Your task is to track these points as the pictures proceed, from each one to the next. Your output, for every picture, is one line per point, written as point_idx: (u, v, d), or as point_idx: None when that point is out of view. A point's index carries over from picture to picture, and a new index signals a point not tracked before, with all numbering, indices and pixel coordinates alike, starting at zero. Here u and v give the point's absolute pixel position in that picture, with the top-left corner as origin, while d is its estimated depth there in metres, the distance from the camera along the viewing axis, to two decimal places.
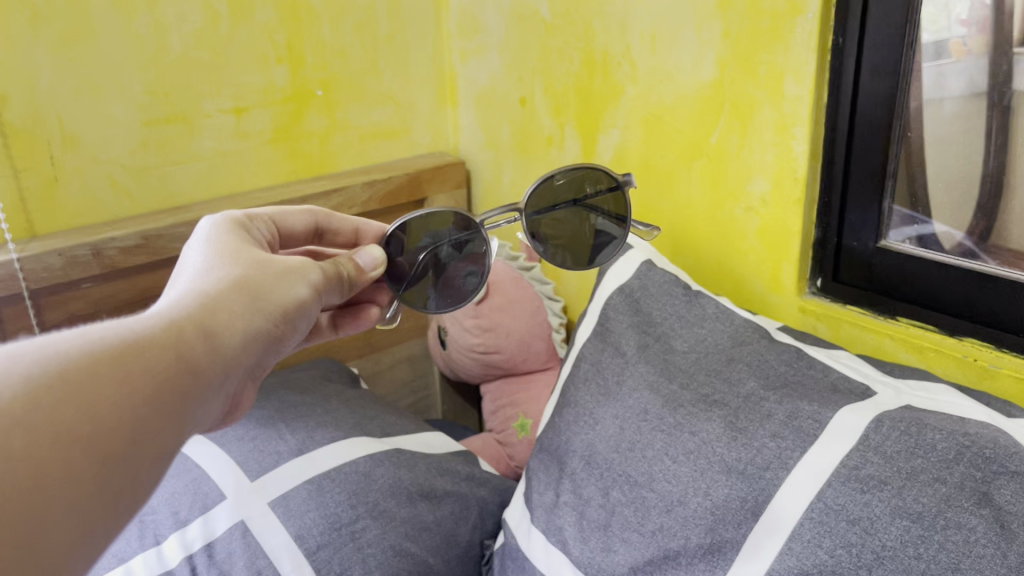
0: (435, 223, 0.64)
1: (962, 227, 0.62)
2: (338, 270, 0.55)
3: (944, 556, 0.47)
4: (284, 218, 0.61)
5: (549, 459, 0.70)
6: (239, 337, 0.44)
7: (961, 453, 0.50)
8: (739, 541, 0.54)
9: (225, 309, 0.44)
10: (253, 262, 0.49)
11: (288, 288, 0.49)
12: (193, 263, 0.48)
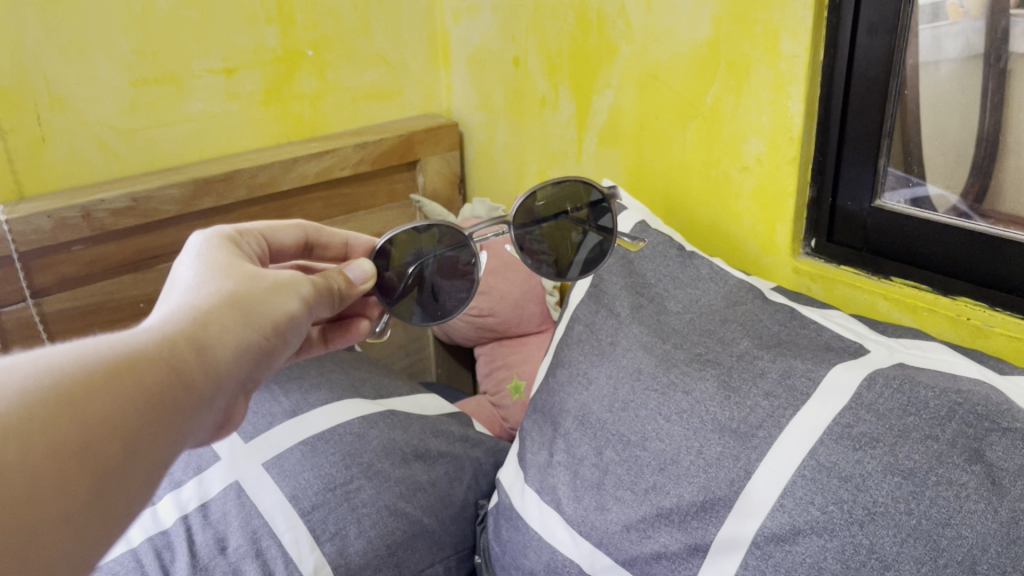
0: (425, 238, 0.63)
1: (957, 189, 0.61)
2: (331, 283, 0.53)
3: (935, 512, 0.47)
4: (273, 231, 0.58)
5: (543, 420, 0.70)
6: (227, 353, 0.43)
7: (954, 410, 0.50)
8: (731, 499, 0.54)
9: (213, 324, 0.43)
10: (245, 275, 0.47)
11: (280, 301, 0.47)
12: (184, 276, 0.47)
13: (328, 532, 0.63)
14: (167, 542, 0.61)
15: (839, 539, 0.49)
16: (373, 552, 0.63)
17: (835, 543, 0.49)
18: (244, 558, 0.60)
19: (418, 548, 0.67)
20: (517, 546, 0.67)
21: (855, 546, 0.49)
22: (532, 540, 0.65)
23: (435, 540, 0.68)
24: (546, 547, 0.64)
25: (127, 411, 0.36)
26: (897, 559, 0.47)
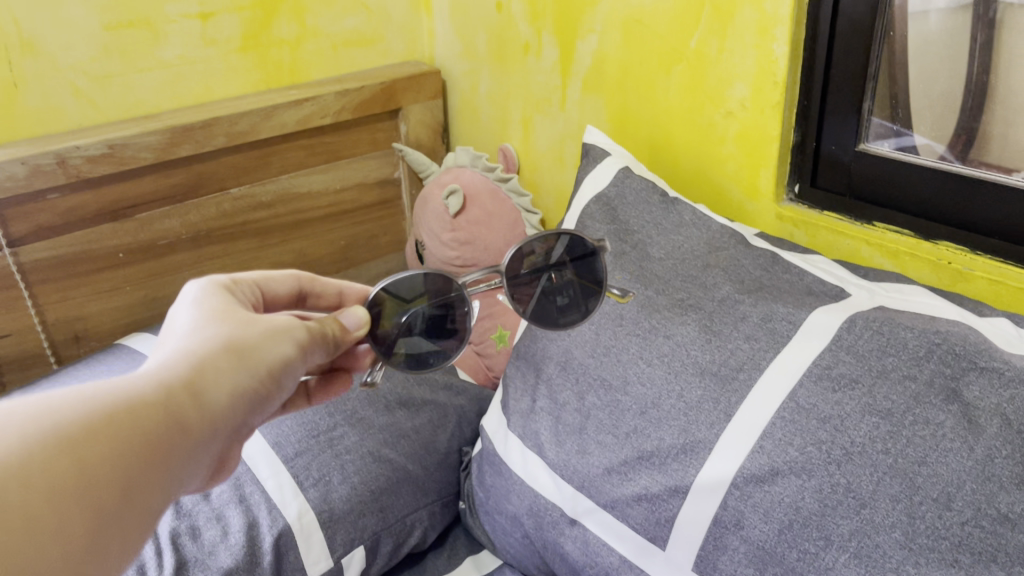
0: (409, 291, 0.58)
1: (943, 138, 0.61)
2: (329, 329, 0.51)
3: (911, 451, 0.48)
4: (268, 280, 0.55)
5: (525, 367, 0.70)
6: (221, 403, 0.42)
7: (931, 351, 0.50)
8: (711, 441, 0.55)
9: (206, 374, 0.42)
10: (245, 318, 0.47)
11: (274, 348, 0.46)
12: (181, 319, 0.46)
13: (312, 478, 0.64)
14: None
15: (817, 479, 0.50)
16: (357, 499, 0.64)
17: (813, 482, 0.50)
18: (228, 503, 0.61)
19: (402, 494, 0.67)
20: (501, 491, 0.67)
21: (832, 485, 0.49)
22: (515, 485, 0.66)
23: (420, 486, 0.69)
24: (528, 491, 0.65)
25: (121, 464, 0.36)
26: (873, 497, 0.48)
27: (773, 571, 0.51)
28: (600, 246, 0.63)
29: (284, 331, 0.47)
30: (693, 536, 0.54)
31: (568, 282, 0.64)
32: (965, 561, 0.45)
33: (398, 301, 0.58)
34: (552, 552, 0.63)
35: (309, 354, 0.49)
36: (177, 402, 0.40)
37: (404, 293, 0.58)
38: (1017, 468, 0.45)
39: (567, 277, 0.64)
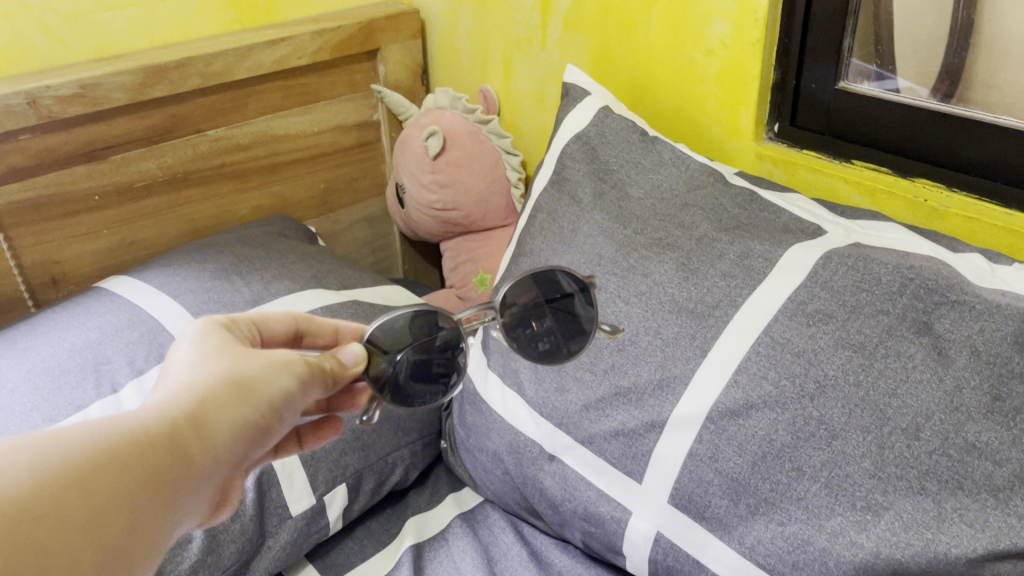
0: (396, 329, 0.52)
1: (926, 82, 0.62)
2: (320, 360, 0.47)
3: (883, 383, 0.49)
4: (266, 318, 0.51)
5: (505, 307, 0.70)
6: (210, 449, 0.39)
7: (905, 285, 0.51)
8: (687, 376, 0.56)
9: (194, 419, 0.39)
10: (243, 353, 0.44)
11: (276, 379, 0.43)
12: (178, 356, 0.43)
13: None
14: None
15: (790, 413, 0.51)
16: (338, 438, 0.66)
17: (787, 416, 0.51)
18: None
19: (384, 433, 0.69)
20: (481, 430, 0.68)
21: (805, 418, 0.50)
22: (495, 423, 0.67)
23: (400, 425, 0.71)
24: (508, 429, 0.66)
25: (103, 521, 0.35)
26: (845, 429, 0.49)
27: (746, 501, 0.52)
28: (589, 281, 0.58)
29: (284, 364, 0.44)
30: (669, 468, 0.55)
31: (544, 326, 0.59)
32: (931, 488, 0.46)
33: (385, 333, 0.51)
34: (532, 488, 0.65)
35: (312, 387, 0.45)
36: (155, 455, 0.37)
37: (394, 325, 0.51)
38: (983, 397, 0.46)
39: (547, 323, 0.59)
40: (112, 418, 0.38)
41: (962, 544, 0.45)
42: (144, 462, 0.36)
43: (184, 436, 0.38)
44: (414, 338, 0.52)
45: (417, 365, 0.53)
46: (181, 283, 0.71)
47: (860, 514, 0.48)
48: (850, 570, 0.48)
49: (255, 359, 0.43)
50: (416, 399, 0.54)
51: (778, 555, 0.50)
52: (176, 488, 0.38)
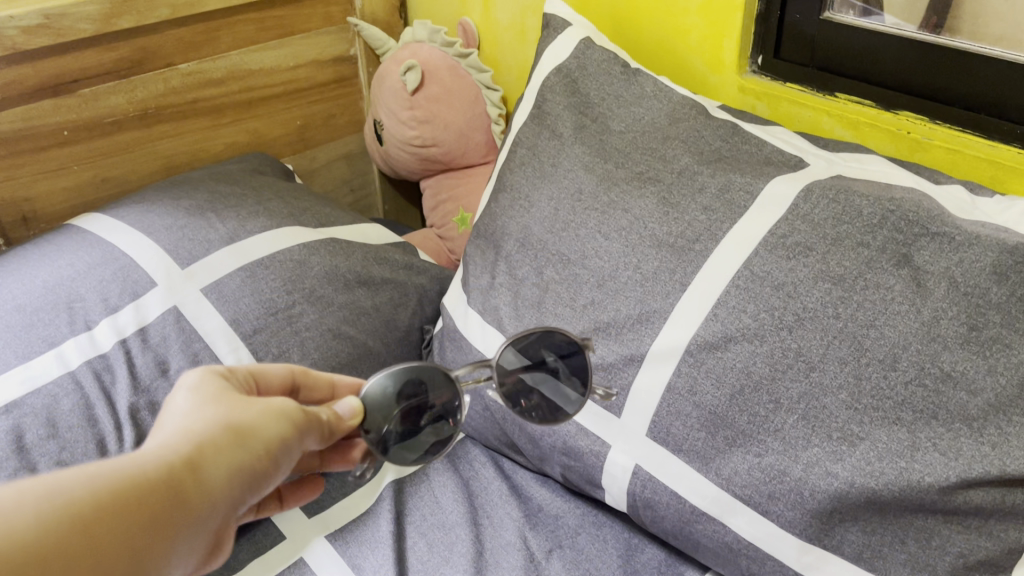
0: (387, 397, 0.50)
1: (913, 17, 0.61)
2: (317, 415, 0.46)
3: (861, 315, 0.48)
4: (265, 371, 0.50)
5: (485, 244, 0.69)
6: (207, 498, 0.39)
7: (885, 217, 0.50)
8: (666, 311, 0.55)
9: (195, 466, 0.39)
10: (240, 402, 0.43)
11: (273, 430, 0.43)
12: (179, 402, 0.42)
13: (271, 354, 0.63)
14: (106, 365, 0.60)
15: (768, 345, 0.51)
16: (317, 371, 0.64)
17: (765, 348, 0.51)
18: None
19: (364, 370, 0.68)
20: (461, 366, 0.68)
21: (784, 351, 0.50)
22: (475, 360, 0.67)
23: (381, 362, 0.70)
24: None
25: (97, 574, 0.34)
26: (823, 361, 0.49)
27: (724, 433, 0.53)
28: (584, 344, 0.55)
29: (282, 414, 0.43)
30: (648, 401, 0.56)
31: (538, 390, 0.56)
32: (906, 418, 0.47)
33: (384, 387, 0.50)
34: (512, 423, 0.65)
35: (305, 437, 0.45)
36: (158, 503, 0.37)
37: (392, 379, 0.50)
38: (960, 328, 0.46)
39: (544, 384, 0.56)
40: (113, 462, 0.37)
41: (935, 472, 0.45)
42: (146, 512, 0.36)
43: (185, 483, 0.38)
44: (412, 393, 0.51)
45: (416, 422, 0.52)
46: (155, 219, 0.70)
47: (836, 445, 0.48)
48: (824, 499, 0.48)
49: (252, 409, 0.43)
50: (411, 455, 0.52)
51: (755, 485, 0.51)
52: (173, 535, 0.37)
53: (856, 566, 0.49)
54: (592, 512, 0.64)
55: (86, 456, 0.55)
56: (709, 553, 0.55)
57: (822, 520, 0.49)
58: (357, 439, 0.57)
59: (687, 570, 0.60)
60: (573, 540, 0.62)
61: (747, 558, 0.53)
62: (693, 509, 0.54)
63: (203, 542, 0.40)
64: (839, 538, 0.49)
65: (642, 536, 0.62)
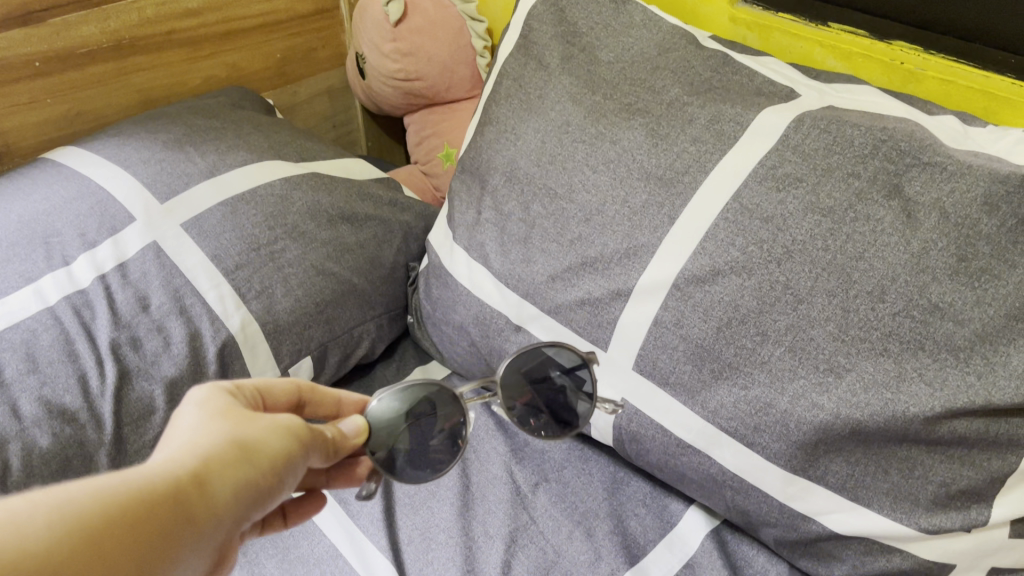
0: (391, 415, 0.50)
1: None
2: (319, 431, 0.44)
3: (850, 248, 0.48)
4: (270, 386, 0.47)
5: (470, 179, 0.68)
6: (213, 517, 0.36)
7: (877, 147, 0.49)
8: (653, 245, 0.55)
9: (202, 481, 0.36)
10: (246, 417, 0.41)
11: (278, 445, 0.40)
12: (181, 418, 0.40)
13: (254, 291, 0.63)
14: (86, 301, 0.59)
15: (756, 278, 0.51)
16: (302, 311, 0.64)
17: (753, 282, 0.51)
18: (168, 314, 0.60)
19: (348, 308, 0.68)
20: (447, 303, 0.67)
21: (771, 283, 0.50)
22: (461, 297, 0.66)
23: (366, 299, 0.69)
24: (475, 301, 0.65)
25: None
26: (811, 293, 0.49)
27: (710, 366, 0.52)
28: (589, 357, 0.55)
29: (286, 429, 0.41)
30: (635, 336, 0.55)
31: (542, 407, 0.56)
32: (894, 349, 0.46)
33: (387, 406, 0.50)
34: (498, 360, 0.65)
35: (309, 455, 0.43)
36: (167, 520, 0.34)
37: (396, 398, 0.50)
38: (950, 259, 0.46)
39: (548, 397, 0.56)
40: (118, 476, 0.35)
41: (920, 402, 0.45)
42: (154, 530, 0.34)
43: (193, 499, 0.36)
44: (415, 413, 0.50)
45: (419, 441, 0.51)
46: (132, 153, 0.68)
47: (822, 377, 0.48)
48: (809, 431, 0.49)
49: (257, 425, 0.41)
50: (413, 476, 0.51)
51: (741, 418, 0.51)
52: (179, 556, 0.35)
53: (839, 495, 0.49)
54: (578, 447, 0.65)
55: (68, 392, 0.55)
56: (694, 484, 0.56)
57: (807, 452, 0.49)
58: (361, 455, 0.53)
59: (671, 502, 0.61)
60: (559, 473, 0.63)
61: (732, 489, 0.54)
62: (679, 442, 0.55)
63: (207, 563, 0.38)
64: (823, 469, 0.49)
65: (628, 469, 0.63)
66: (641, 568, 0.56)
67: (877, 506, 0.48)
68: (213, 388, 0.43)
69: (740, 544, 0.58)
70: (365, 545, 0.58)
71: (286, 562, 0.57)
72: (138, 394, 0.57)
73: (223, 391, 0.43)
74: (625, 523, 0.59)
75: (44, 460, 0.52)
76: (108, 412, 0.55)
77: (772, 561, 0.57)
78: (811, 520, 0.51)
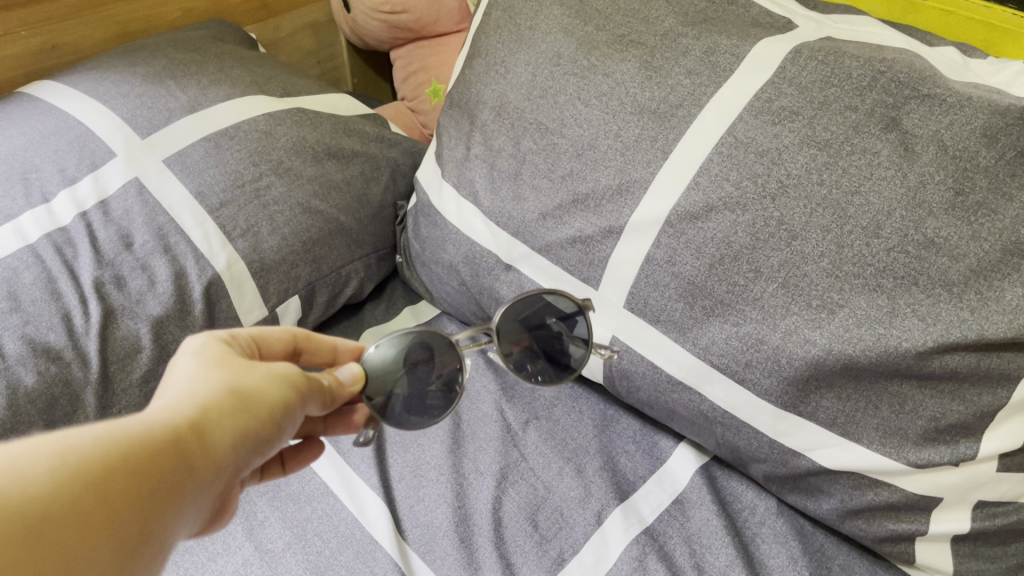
0: (388, 364, 0.49)
1: None
2: (313, 376, 0.43)
3: (846, 182, 0.47)
4: (263, 336, 0.46)
5: (459, 114, 0.67)
6: (212, 465, 0.36)
7: (875, 79, 0.48)
8: (646, 181, 0.54)
9: (201, 429, 0.36)
10: (243, 364, 0.40)
11: (276, 393, 0.40)
12: (179, 367, 0.39)
13: (239, 229, 0.62)
14: (67, 239, 0.58)
15: (750, 214, 0.50)
16: (288, 250, 0.63)
17: (746, 218, 0.50)
18: (152, 252, 0.58)
19: (335, 247, 0.67)
20: (436, 241, 0.67)
21: (765, 219, 0.49)
22: (451, 235, 0.65)
23: (353, 238, 0.68)
24: (464, 240, 0.64)
25: (97, 549, 0.31)
26: (805, 229, 0.48)
27: (702, 303, 0.52)
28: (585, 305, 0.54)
29: (284, 377, 0.41)
30: (627, 274, 0.55)
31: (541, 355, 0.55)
32: (887, 285, 0.46)
33: (384, 352, 0.49)
34: (488, 299, 0.64)
35: (307, 403, 0.42)
36: (167, 466, 0.34)
37: (391, 347, 0.49)
38: (946, 193, 0.45)
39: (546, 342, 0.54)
40: (116, 423, 0.34)
41: (913, 338, 0.45)
42: (154, 477, 0.33)
43: (192, 446, 0.35)
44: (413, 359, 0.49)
45: (418, 387, 0.50)
46: (111, 87, 0.66)
47: (815, 313, 0.48)
48: (801, 367, 0.49)
49: (254, 372, 0.40)
50: (413, 423, 0.50)
51: (732, 354, 0.51)
52: (181, 504, 0.35)
53: (829, 431, 0.50)
54: (568, 387, 0.65)
55: (52, 330, 0.54)
56: (684, 421, 0.57)
57: (797, 388, 0.49)
58: (358, 402, 0.52)
59: (662, 439, 0.61)
60: (549, 412, 0.63)
61: (722, 426, 0.54)
62: (670, 380, 0.55)
63: (205, 512, 0.38)
64: (814, 405, 0.49)
65: (618, 408, 0.63)
66: (631, 503, 0.57)
67: (866, 441, 0.49)
68: (210, 335, 0.42)
69: (729, 480, 0.58)
70: (355, 482, 0.58)
71: (277, 500, 0.57)
72: (123, 333, 0.56)
73: (219, 340, 0.42)
74: (615, 460, 0.60)
75: (29, 399, 0.52)
76: (95, 350, 0.55)
77: (761, 496, 0.57)
78: (800, 456, 0.51)
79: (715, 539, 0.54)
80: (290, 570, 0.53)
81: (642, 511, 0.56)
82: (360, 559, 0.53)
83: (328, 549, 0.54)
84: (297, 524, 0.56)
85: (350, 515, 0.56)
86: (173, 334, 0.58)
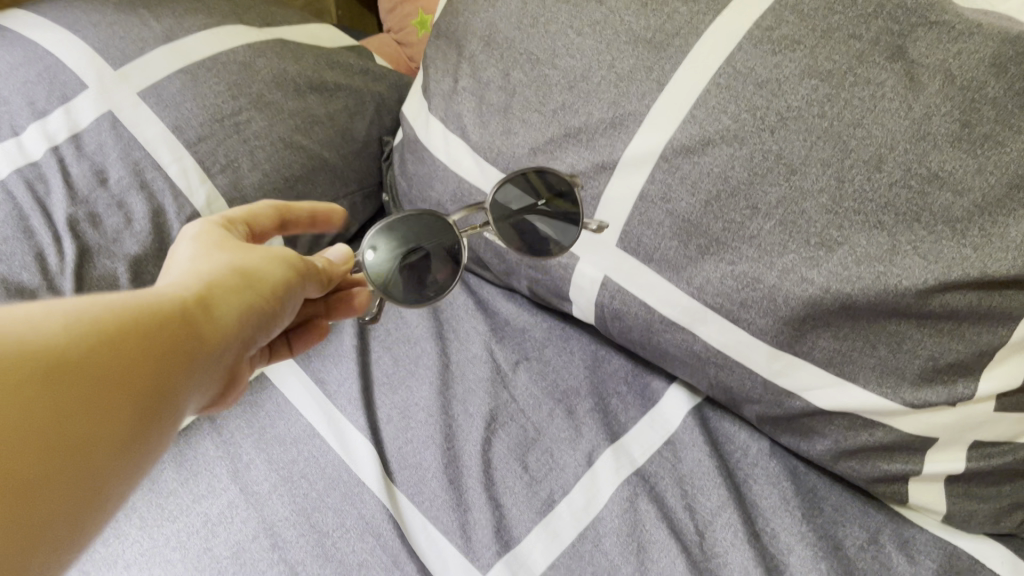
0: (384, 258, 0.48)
1: None
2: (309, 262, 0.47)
3: (849, 114, 0.45)
4: (258, 221, 0.49)
5: (447, 45, 0.64)
6: (220, 334, 0.40)
7: (881, 6, 0.46)
8: (641, 114, 0.52)
9: (206, 303, 0.40)
10: (243, 246, 0.44)
11: (278, 272, 0.44)
12: (179, 252, 0.43)
13: (219, 164, 0.60)
14: (39, 175, 0.56)
15: (748, 148, 0.48)
16: (270, 187, 0.61)
17: (744, 151, 0.48)
18: (129, 189, 0.56)
19: (319, 184, 0.65)
20: (424, 178, 0.65)
21: (764, 153, 0.48)
22: (439, 172, 0.63)
23: (338, 175, 0.66)
24: (452, 177, 0.62)
25: (122, 395, 0.35)
26: (805, 164, 0.46)
27: (697, 241, 0.51)
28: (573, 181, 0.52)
29: (283, 259, 0.45)
30: (620, 211, 0.53)
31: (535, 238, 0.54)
32: (888, 222, 0.44)
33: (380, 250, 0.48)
34: (477, 237, 0.62)
35: (305, 284, 0.46)
36: (176, 335, 0.38)
37: (384, 239, 0.48)
38: (953, 125, 0.43)
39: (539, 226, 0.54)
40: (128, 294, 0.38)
41: (913, 276, 0.44)
42: (163, 348, 0.37)
43: (198, 318, 0.39)
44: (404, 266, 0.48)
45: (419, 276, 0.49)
46: (80, 15, 0.63)
47: (814, 251, 0.47)
48: (798, 306, 0.47)
49: (257, 253, 0.44)
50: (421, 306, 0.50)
51: (727, 294, 0.50)
52: (192, 371, 0.39)
53: (825, 371, 0.49)
54: (559, 326, 0.64)
55: (26, 270, 0.52)
56: (676, 362, 0.55)
57: (793, 328, 0.48)
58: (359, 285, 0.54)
59: (654, 380, 0.60)
60: (540, 352, 0.62)
61: (715, 366, 0.53)
62: (663, 320, 0.53)
63: (216, 380, 0.42)
64: (810, 344, 0.48)
65: (610, 347, 0.62)
66: (622, 444, 0.56)
67: (863, 381, 0.48)
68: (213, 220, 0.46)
69: (722, 421, 0.58)
70: (343, 423, 0.57)
71: (262, 442, 0.56)
72: (100, 272, 0.54)
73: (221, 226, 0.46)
74: (606, 402, 0.59)
75: None
76: (70, 289, 0.53)
77: (753, 437, 0.56)
78: (795, 396, 0.50)
79: (707, 480, 0.54)
80: (277, 512, 0.52)
81: (633, 452, 0.56)
82: (347, 501, 0.53)
83: (315, 492, 0.53)
84: (283, 466, 0.55)
85: (336, 456, 0.55)
86: (151, 274, 0.56)
